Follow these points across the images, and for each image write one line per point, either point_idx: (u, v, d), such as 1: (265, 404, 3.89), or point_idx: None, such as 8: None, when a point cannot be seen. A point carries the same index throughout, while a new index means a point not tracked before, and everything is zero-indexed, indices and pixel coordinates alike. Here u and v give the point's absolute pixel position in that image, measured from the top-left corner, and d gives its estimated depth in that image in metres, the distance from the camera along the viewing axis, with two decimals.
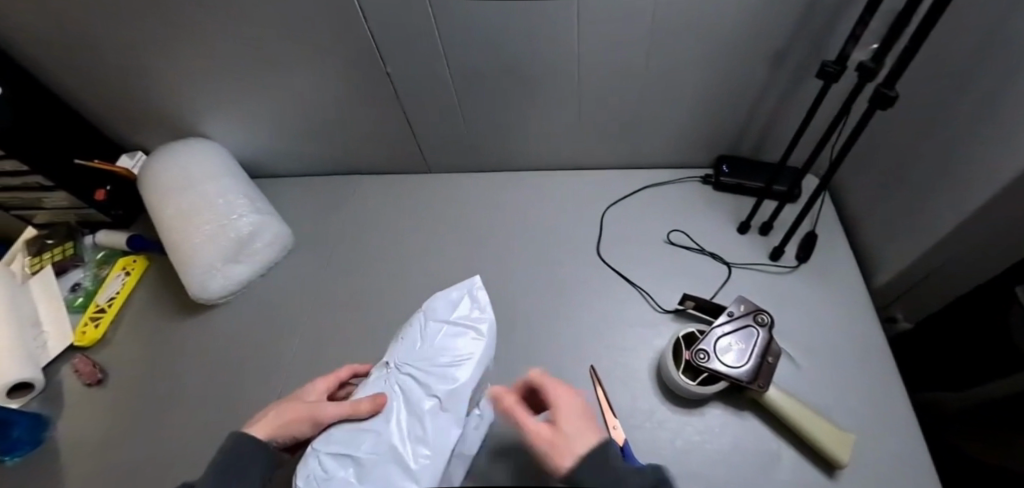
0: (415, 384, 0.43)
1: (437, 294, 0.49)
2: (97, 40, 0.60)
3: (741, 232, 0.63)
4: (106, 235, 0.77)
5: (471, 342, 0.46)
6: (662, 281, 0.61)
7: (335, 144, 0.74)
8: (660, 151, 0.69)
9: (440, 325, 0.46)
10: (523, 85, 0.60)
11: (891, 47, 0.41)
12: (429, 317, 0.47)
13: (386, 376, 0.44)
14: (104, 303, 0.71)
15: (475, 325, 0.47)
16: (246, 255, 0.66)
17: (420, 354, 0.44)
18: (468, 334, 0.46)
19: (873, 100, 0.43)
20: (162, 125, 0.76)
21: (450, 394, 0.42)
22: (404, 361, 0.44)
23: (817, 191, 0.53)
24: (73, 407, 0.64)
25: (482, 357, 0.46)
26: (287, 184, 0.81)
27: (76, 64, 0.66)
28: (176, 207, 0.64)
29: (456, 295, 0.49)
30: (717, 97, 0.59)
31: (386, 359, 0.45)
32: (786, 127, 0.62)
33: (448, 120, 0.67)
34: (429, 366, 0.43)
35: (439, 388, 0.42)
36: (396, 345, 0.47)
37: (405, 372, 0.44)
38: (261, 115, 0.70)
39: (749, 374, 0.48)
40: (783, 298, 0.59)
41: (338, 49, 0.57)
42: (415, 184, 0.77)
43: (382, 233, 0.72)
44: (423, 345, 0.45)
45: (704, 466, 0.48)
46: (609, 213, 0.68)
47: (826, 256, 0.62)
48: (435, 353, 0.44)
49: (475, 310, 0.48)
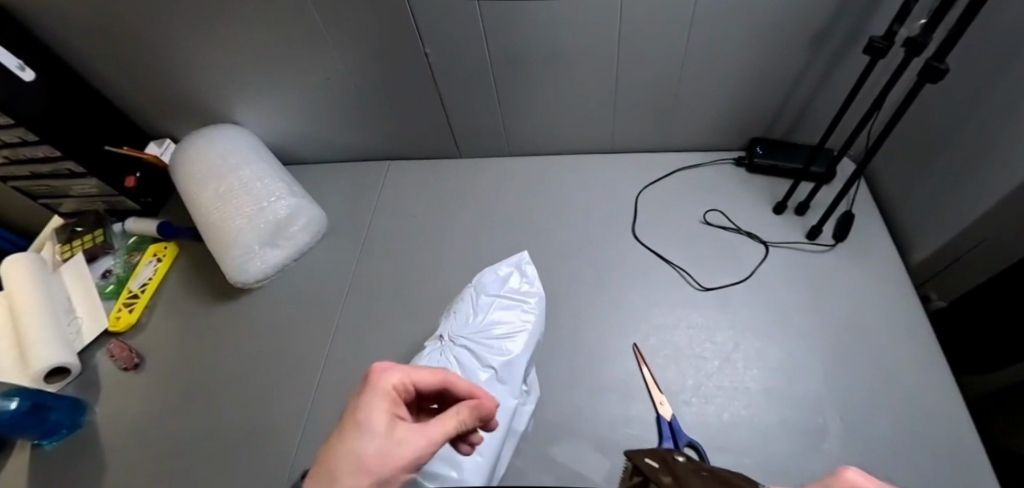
0: (470, 357, 0.43)
1: (486, 269, 0.49)
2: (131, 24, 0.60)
3: (777, 212, 0.63)
4: (137, 221, 0.76)
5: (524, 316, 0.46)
6: (699, 261, 0.61)
7: (365, 129, 0.74)
8: (693, 133, 0.69)
9: (491, 299, 0.47)
10: (559, 68, 0.60)
11: (942, 19, 0.40)
12: (480, 291, 0.47)
13: (441, 349, 0.45)
14: (137, 289, 0.71)
15: (526, 298, 0.47)
16: (282, 238, 0.66)
17: (473, 327, 0.45)
18: (519, 307, 0.46)
19: (922, 74, 0.42)
20: (192, 112, 0.76)
21: (507, 366, 0.43)
22: (458, 333, 0.45)
23: (858, 170, 0.52)
24: (110, 391, 0.64)
25: (534, 330, 0.46)
26: (316, 170, 0.81)
27: (109, 50, 0.66)
28: (213, 190, 0.64)
29: (505, 270, 0.49)
30: (755, 77, 0.59)
31: (440, 333, 0.46)
32: (822, 107, 0.62)
33: (483, 103, 0.67)
34: (483, 338, 0.44)
35: (496, 361, 0.43)
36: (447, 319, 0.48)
37: (460, 343, 0.44)
38: (293, 100, 0.70)
39: None
40: (822, 276, 0.59)
41: (375, 31, 0.57)
42: (446, 169, 0.77)
43: (414, 217, 0.72)
44: (476, 318, 0.45)
45: (751, 442, 0.48)
46: (643, 195, 0.68)
47: (863, 236, 0.62)
48: (488, 326, 0.45)
49: (524, 285, 0.48)
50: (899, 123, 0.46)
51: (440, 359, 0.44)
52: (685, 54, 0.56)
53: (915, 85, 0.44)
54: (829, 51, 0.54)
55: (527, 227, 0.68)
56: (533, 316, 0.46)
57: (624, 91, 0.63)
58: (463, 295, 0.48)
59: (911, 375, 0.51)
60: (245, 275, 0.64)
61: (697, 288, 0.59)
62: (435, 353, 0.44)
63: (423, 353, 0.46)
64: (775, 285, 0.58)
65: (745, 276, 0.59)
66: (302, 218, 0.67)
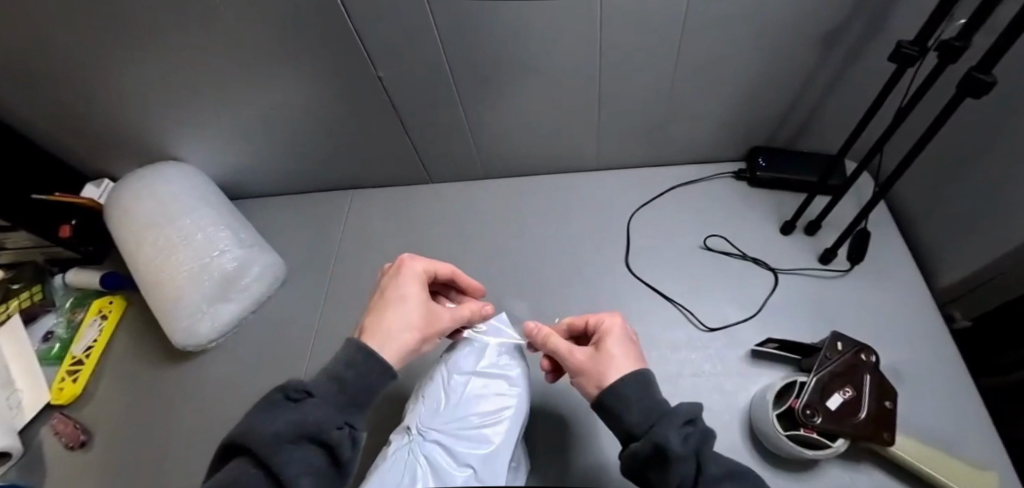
0: (443, 454, 0.37)
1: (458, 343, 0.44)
2: (33, 60, 0.51)
3: (785, 232, 0.57)
4: (78, 274, 0.69)
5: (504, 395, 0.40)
6: (701, 295, 0.54)
7: (323, 158, 0.66)
8: (688, 145, 0.62)
9: (465, 378, 0.41)
10: (534, 85, 0.52)
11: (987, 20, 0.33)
12: (452, 369, 0.42)
13: (409, 446, 0.38)
14: (81, 353, 0.64)
15: (505, 372, 0.42)
16: (235, 292, 0.59)
17: (446, 416, 0.39)
18: (498, 384, 0.41)
19: (961, 87, 0.35)
20: (127, 150, 0.67)
21: (486, 462, 0.36)
22: (428, 425, 0.38)
23: (881, 192, 0.45)
24: (53, 476, 0.57)
25: (517, 410, 0.40)
26: (274, 204, 0.73)
27: (16, 90, 0.57)
28: (153, 244, 0.57)
29: (480, 342, 0.44)
30: (759, 83, 0.52)
31: (408, 425, 0.39)
32: (832, 112, 0.55)
33: (452, 125, 0.59)
34: (458, 430, 0.37)
35: (474, 459, 0.36)
36: (417, 407, 0.41)
37: (432, 439, 0.37)
38: (237, 132, 0.62)
39: (867, 426, 0.42)
40: (841, 305, 0.52)
41: (318, 54, 0.49)
42: (417, 196, 0.70)
43: (384, 254, 0.65)
44: (449, 404, 0.39)
45: None
46: (636, 218, 0.61)
47: (881, 255, 0.55)
48: (462, 413, 0.39)
49: (504, 357, 0.43)
50: (930, 142, 0.39)
51: (409, 460, 0.37)
52: (678, 61, 0.49)
53: (953, 98, 0.36)
54: (843, 50, 0.47)
55: (510, 261, 0.61)
56: (514, 394, 0.41)
57: (609, 105, 0.55)
58: (434, 375, 0.42)
59: (945, 421, 0.45)
60: (194, 338, 0.57)
61: (701, 328, 0.52)
62: (402, 455, 0.37)
63: (387, 451, 0.39)
64: (790, 319, 0.52)
65: (754, 310, 0.53)
66: (255, 268, 0.60)
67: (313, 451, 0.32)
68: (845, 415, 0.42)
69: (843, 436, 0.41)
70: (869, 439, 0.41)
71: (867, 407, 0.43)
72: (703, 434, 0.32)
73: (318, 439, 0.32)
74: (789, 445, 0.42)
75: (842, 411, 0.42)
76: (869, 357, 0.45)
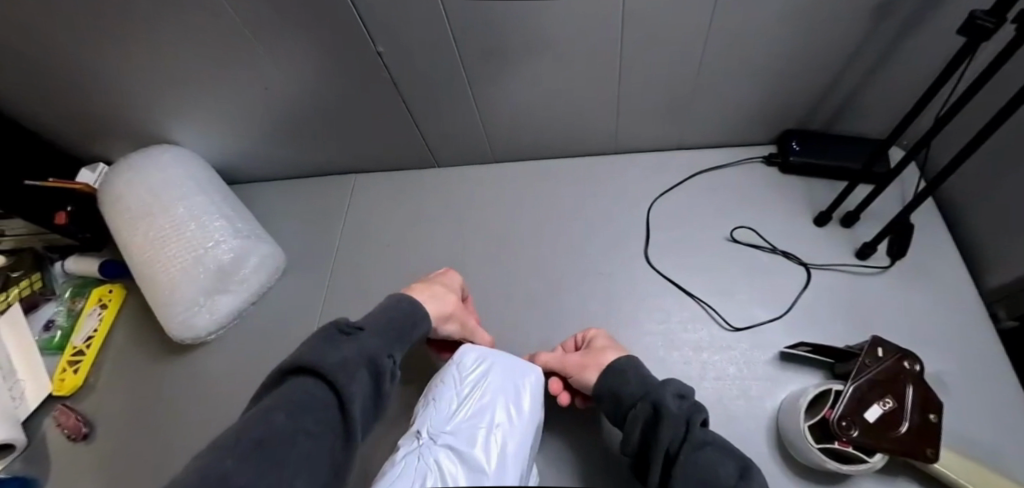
0: (453, 459, 0.34)
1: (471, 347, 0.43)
2: (11, 40, 0.48)
3: (819, 224, 0.52)
4: (79, 262, 0.67)
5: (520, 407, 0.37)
6: (726, 291, 0.51)
7: (323, 142, 0.63)
8: (714, 127, 0.57)
9: (478, 378, 0.39)
10: (546, 64, 0.48)
11: None
12: (464, 370, 0.40)
13: (416, 451, 0.35)
14: (81, 344, 0.62)
15: (518, 374, 0.40)
16: (234, 283, 0.56)
17: (458, 419, 0.36)
18: (510, 386, 0.39)
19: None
20: (121, 133, 0.65)
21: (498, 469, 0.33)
22: (439, 429, 0.36)
23: (934, 183, 0.40)
24: (58, 467, 0.57)
25: (531, 416, 0.37)
26: (275, 190, 0.70)
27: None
28: (146, 234, 0.54)
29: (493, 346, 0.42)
30: (798, 58, 0.47)
31: (416, 429, 0.37)
32: (877, 92, 0.50)
33: (459, 107, 0.55)
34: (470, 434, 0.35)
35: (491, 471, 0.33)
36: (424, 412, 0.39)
37: (442, 444, 0.35)
38: (232, 116, 0.59)
39: (909, 442, 0.38)
40: (879, 305, 0.48)
41: (308, 30, 0.44)
42: (423, 182, 0.66)
43: (388, 243, 0.62)
44: (462, 406, 0.37)
45: None
46: (656, 207, 0.57)
47: (924, 251, 0.51)
48: (475, 415, 0.36)
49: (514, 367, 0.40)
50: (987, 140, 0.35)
51: (415, 465, 0.33)
52: (708, 35, 0.44)
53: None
54: (896, 23, 0.41)
55: (521, 252, 0.57)
56: (529, 402, 0.38)
57: (628, 85, 0.51)
58: (441, 381, 0.39)
59: (993, 437, 0.41)
60: (193, 331, 0.55)
61: (726, 328, 0.49)
62: (410, 462, 0.34)
63: (395, 457, 0.35)
64: (822, 320, 0.48)
65: (783, 309, 0.49)
66: (252, 258, 0.57)
67: (366, 375, 0.34)
68: (882, 429, 0.39)
69: (881, 453, 0.38)
70: (911, 456, 0.38)
71: (907, 421, 0.39)
72: (695, 407, 0.34)
73: (373, 367, 0.34)
74: (819, 459, 0.38)
75: (879, 424, 0.39)
76: (914, 366, 0.41)
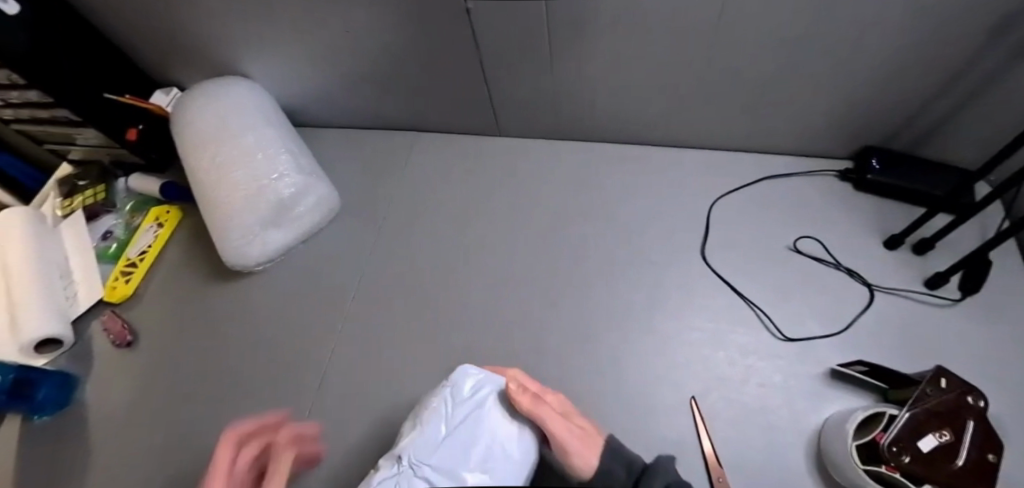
0: None
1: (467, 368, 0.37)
2: None
3: (889, 247, 0.50)
4: (140, 181, 0.70)
5: (498, 464, 0.30)
6: (782, 299, 0.49)
7: (389, 94, 0.63)
8: (790, 133, 0.55)
9: (470, 410, 0.34)
10: (628, 43, 0.47)
11: None
12: (455, 400, 0.35)
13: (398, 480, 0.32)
14: (135, 257, 0.65)
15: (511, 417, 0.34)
16: (288, 219, 0.57)
17: (441, 457, 0.31)
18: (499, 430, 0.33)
19: None
20: (198, 62, 0.66)
21: None
22: (421, 459, 0.32)
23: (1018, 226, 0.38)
24: (100, 367, 0.59)
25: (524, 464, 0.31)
26: (336, 138, 0.72)
27: None
28: (212, 160, 0.56)
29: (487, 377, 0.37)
30: (899, 68, 0.44)
31: (398, 453, 0.33)
32: (978, 117, 0.46)
33: (530, 78, 0.55)
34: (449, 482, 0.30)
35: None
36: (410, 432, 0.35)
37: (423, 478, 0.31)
38: (306, 57, 0.60)
39: (965, 477, 0.36)
40: (945, 340, 0.45)
41: None
42: (482, 150, 0.66)
43: (441, 204, 0.62)
44: (445, 443, 0.32)
45: None
46: (717, 207, 0.56)
47: (1002, 292, 0.48)
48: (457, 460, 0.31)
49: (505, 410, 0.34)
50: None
51: None
52: (807, 31, 0.41)
53: None
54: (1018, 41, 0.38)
55: (572, 231, 0.57)
56: (521, 449, 0.32)
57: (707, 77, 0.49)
58: (432, 403, 0.34)
59: None
60: (244, 259, 0.56)
61: (776, 336, 0.47)
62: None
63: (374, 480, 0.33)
64: (882, 344, 0.46)
65: (840, 327, 0.47)
66: (310, 198, 0.58)
67: None
68: (937, 460, 0.37)
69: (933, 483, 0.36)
70: None
71: (965, 456, 0.37)
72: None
73: None
74: (863, 479, 0.37)
75: (934, 455, 0.37)
76: (981, 402, 0.39)
